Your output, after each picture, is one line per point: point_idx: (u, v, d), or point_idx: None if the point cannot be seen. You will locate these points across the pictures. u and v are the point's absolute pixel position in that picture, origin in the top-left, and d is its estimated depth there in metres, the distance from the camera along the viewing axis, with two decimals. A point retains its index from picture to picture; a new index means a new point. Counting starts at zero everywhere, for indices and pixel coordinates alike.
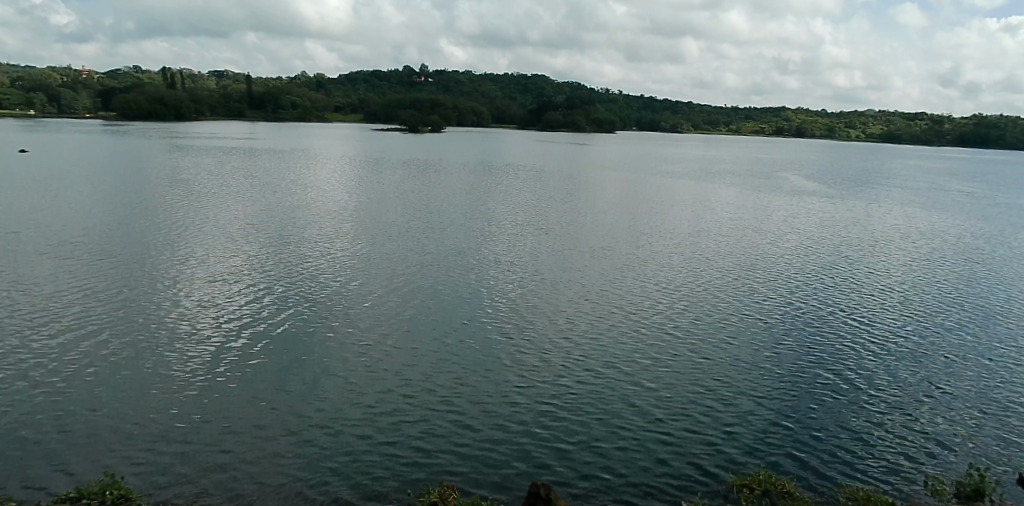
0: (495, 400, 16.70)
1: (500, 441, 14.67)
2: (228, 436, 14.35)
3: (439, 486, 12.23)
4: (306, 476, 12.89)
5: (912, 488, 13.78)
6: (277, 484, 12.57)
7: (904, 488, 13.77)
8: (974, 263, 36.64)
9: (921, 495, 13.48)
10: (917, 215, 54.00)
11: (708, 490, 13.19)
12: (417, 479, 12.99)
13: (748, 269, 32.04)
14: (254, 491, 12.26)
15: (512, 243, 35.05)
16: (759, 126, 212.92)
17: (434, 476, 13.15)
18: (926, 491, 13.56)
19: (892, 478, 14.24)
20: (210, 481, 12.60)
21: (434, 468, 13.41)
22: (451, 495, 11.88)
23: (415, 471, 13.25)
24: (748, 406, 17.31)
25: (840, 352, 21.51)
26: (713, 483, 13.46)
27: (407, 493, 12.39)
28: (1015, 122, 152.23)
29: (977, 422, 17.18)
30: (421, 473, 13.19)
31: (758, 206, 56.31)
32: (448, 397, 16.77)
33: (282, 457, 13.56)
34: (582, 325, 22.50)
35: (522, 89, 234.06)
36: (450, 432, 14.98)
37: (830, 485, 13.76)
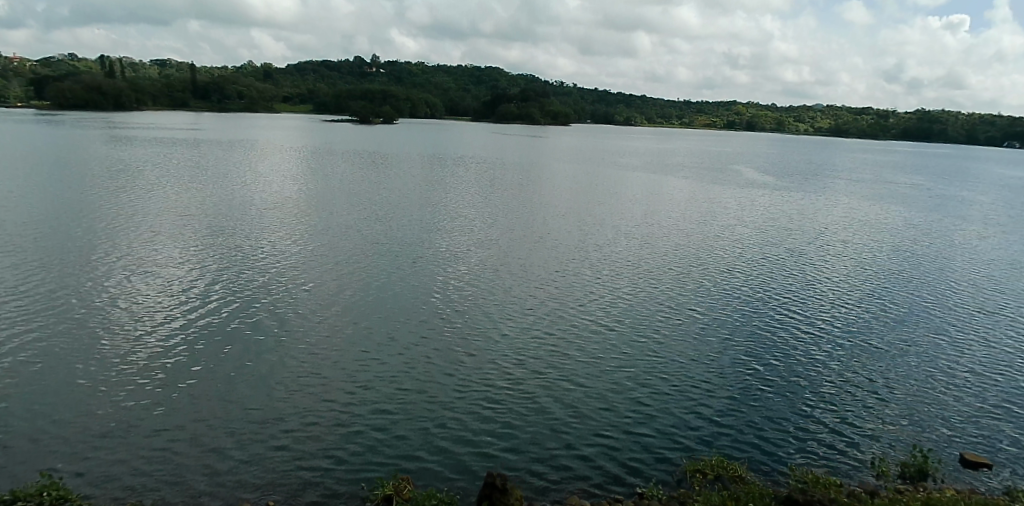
0: (451, 394, 16.29)
1: (458, 436, 14.31)
2: (173, 436, 13.67)
3: (394, 479, 11.98)
4: (256, 475, 12.32)
5: (859, 470, 14.08)
6: (225, 485, 11.96)
7: (850, 470, 14.08)
8: (910, 252, 38.23)
9: (867, 476, 13.80)
10: (857, 206, 55.96)
11: (662, 475, 13.29)
12: (373, 470, 12.72)
13: (699, 261, 32.23)
14: (206, 491, 11.72)
15: (463, 235, 34.74)
16: (710, 120, 216.80)
17: (391, 467, 12.89)
18: (872, 473, 13.91)
19: (840, 462, 14.46)
20: (156, 482, 11.94)
21: (391, 460, 13.14)
22: (407, 488, 11.68)
23: (370, 463, 12.96)
24: (701, 396, 17.32)
25: (785, 339, 21.96)
26: (666, 470, 13.52)
27: (362, 486, 12.07)
28: (950, 121, 159.18)
29: (917, 403, 17.75)
30: (377, 465, 12.92)
31: (711, 198, 56.98)
32: (402, 393, 16.23)
33: (230, 458, 12.90)
34: (538, 318, 22.13)
35: (477, 81, 232.45)
36: (407, 427, 14.54)
37: (780, 470, 13.90)
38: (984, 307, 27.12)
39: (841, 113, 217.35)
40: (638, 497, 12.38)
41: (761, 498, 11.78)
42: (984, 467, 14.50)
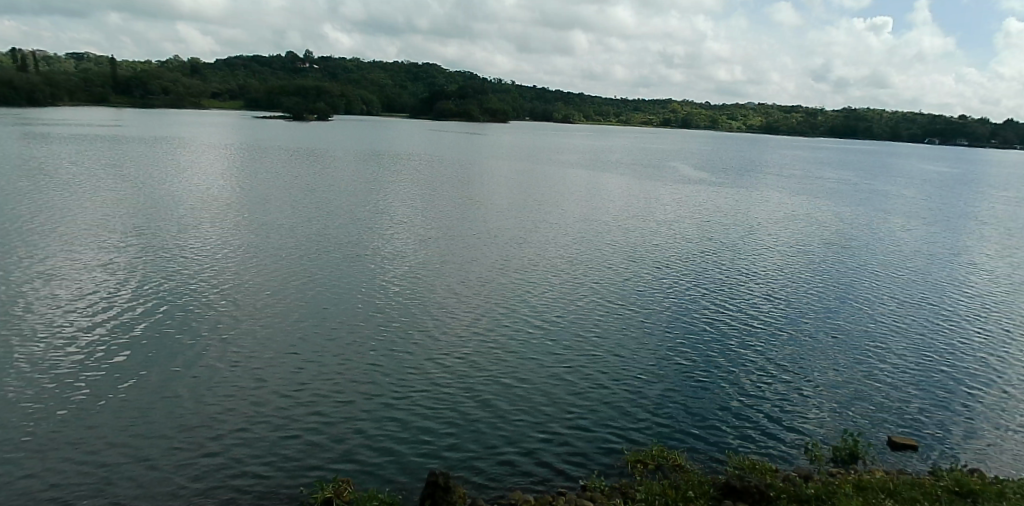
0: (390, 395, 15.65)
1: (397, 438, 13.72)
2: (91, 446, 12.68)
3: (333, 481, 11.48)
4: (182, 487, 11.47)
5: (794, 455, 14.34)
6: (144, 500, 11.02)
7: (786, 455, 14.28)
8: (837, 244, 39.87)
9: (801, 461, 14.01)
10: (787, 201, 58.10)
11: (603, 467, 13.18)
12: (310, 472, 12.15)
13: (638, 257, 32.50)
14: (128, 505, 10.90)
15: (403, 233, 34.04)
16: (647, 117, 221.00)
17: (330, 469, 12.36)
18: (806, 457, 14.14)
19: (776, 447, 14.69)
20: (70, 498, 11.01)
21: (330, 461, 12.60)
22: (347, 490, 11.21)
23: (307, 465, 12.38)
24: (641, 388, 17.21)
25: (721, 328, 22.35)
26: (608, 461, 13.41)
27: (299, 490, 11.51)
28: (867, 121, 168.05)
29: (847, 389, 18.28)
30: (315, 467, 12.36)
31: (648, 195, 58.02)
32: (337, 395, 15.46)
33: (149, 471, 11.91)
34: (480, 315, 21.68)
35: (415, 77, 229.61)
36: (343, 431, 13.84)
37: (718, 457, 14.01)
38: (904, 296, 28.36)
39: (770, 111, 225.63)
40: (580, 489, 12.20)
41: (701, 486, 11.99)
42: (910, 448, 15.05)
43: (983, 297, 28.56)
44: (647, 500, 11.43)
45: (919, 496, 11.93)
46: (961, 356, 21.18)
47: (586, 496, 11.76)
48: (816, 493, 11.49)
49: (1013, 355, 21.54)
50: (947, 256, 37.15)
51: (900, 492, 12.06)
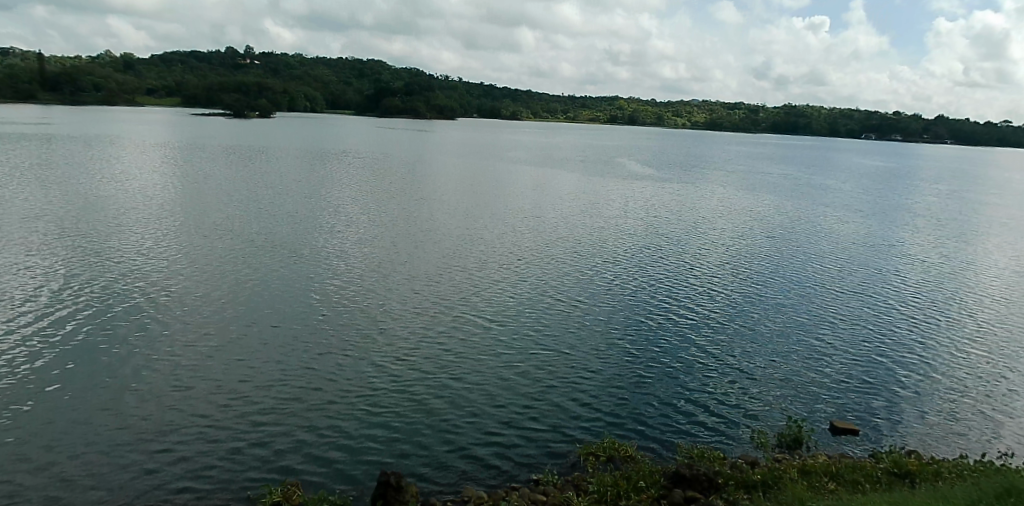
0: (339, 396, 15.24)
1: (347, 439, 13.34)
2: (19, 459, 11.94)
3: (282, 485, 11.13)
4: (121, 497, 10.93)
5: (741, 442, 14.61)
6: None
7: (733, 442, 14.55)
8: (779, 236, 41.12)
9: (749, 448, 14.31)
10: (731, 195, 59.66)
11: (556, 460, 13.15)
12: (258, 477, 11.75)
13: (588, 252, 32.68)
14: None
15: (351, 232, 33.36)
16: (595, 113, 223.38)
17: (279, 472, 11.98)
18: (752, 444, 14.46)
19: (724, 435, 14.93)
20: None
21: (278, 464, 12.22)
22: (296, 494, 10.89)
23: (254, 469, 11.97)
24: (592, 381, 17.24)
25: (670, 321, 22.63)
26: (561, 455, 13.39)
27: (246, 495, 11.10)
28: (806, 118, 174.05)
29: (790, 377, 18.73)
30: (262, 471, 11.95)
31: (597, 190, 58.65)
32: (284, 397, 14.97)
33: (83, 483, 11.25)
34: (430, 313, 21.36)
35: (361, 73, 225.82)
36: (290, 434, 13.39)
37: (668, 447, 14.15)
38: (842, 286, 29.37)
39: (713, 107, 231.33)
40: (534, 483, 12.17)
41: (651, 475, 12.26)
42: (850, 432, 15.52)
43: (917, 285, 29.79)
44: (599, 491, 11.60)
45: (860, 477, 12.38)
46: (896, 343, 21.99)
47: (539, 491, 11.77)
48: (762, 478, 11.96)
49: (942, 340, 22.54)
50: (882, 247, 38.75)
51: (842, 474, 12.51)
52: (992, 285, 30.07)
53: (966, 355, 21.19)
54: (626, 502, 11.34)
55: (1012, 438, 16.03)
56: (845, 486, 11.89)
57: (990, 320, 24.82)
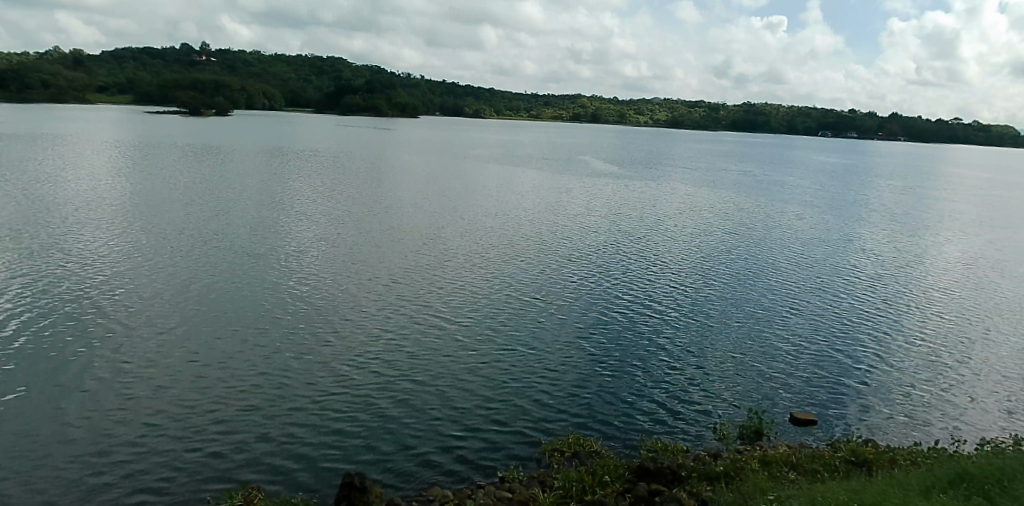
0: (299, 398, 14.87)
1: (308, 442, 13.02)
2: None
3: (243, 489, 10.86)
4: None
5: (704, 434, 14.76)
6: None
7: (696, 435, 14.69)
8: (738, 232, 41.83)
9: (711, 441, 14.44)
10: (692, 192, 60.51)
11: (521, 456, 13.09)
12: (217, 481, 11.43)
13: (551, 250, 32.66)
14: None
15: (312, 231, 32.72)
16: (557, 111, 224.05)
17: (240, 475, 11.67)
18: (714, 437, 14.62)
19: (687, 428, 15.06)
20: None
21: (239, 467, 11.92)
22: (258, 497, 10.63)
23: (215, 473, 11.66)
24: (556, 378, 17.17)
25: (634, 317, 22.75)
26: (526, 451, 13.32)
27: (205, 500, 10.79)
28: (763, 116, 177.74)
29: (752, 370, 18.98)
30: (223, 475, 11.64)
31: (561, 188, 58.82)
32: (242, 400, 14.56)
33: (29, 495, 10.75)
34: (393, 312, 21.02)
35: (320, 70, 222.05)
36: (249, 438, 13.01)
37: (633, 441, 14.19)
38: (799, 280, 29.95)
39: (674, 105, 234.59)
40: (499, 481, 12.07)
41: (616, 469, 12.25)
42: (809, 423, 15.81)
43: (872, 279, 30.56)
44: (564, 487, 11.55)
45: (819, 466, 12.60)
46: (852, 335, 22.50)
47: (505, 487, 11.67)
48: (724, 470, 12.08)
49: (896, 331, 23.14)
50: (837, 241, 39.75)
51: (801, 464, 12.71)
52: (942, 277, 31.06)
53: (918, 346, 21.77)
54: (591, 496, 11.31)
55: (962, 425, 16.54)
56: (805, 475, 12.09)
57: (940, 311, 25.61)
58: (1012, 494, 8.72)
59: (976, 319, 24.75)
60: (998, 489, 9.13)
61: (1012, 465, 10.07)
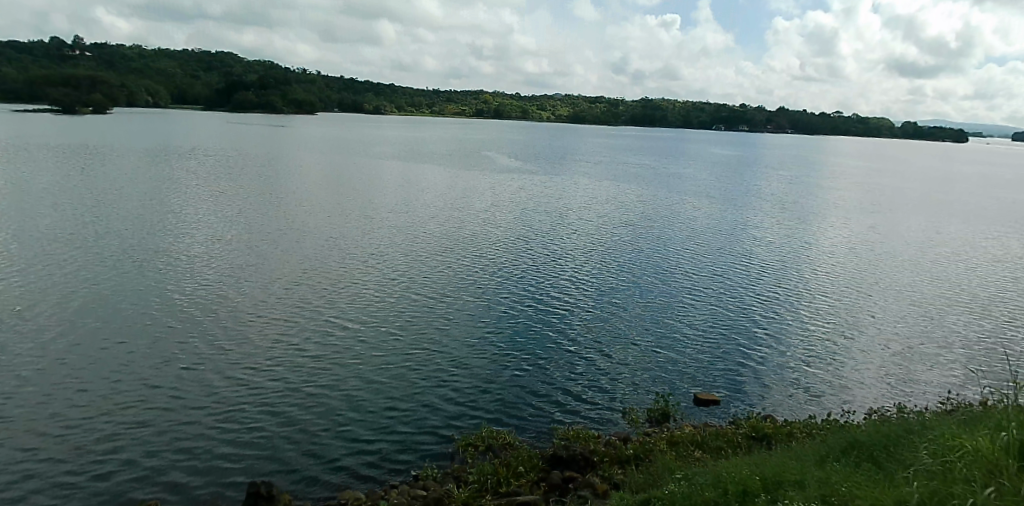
0: (194, 410, 13.83)
1: (205, 457, 12.09)
2: None
3: None
4: None
5: (615, 420, 14.96)
6: None
7: (608, 421, 14.86)
8: (641, 224, 43.10)
9: (621, 425, 14.67)
10: (596, 186, 61.88)
11: (435, 453, 12.76)
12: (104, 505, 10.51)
13: (460, 247, 32.34)
14: None
15: (206, 234, 30.74)
16: (461, 107, 222.98)
17: (132, 496, 10.81)
18: (624, 421, 14.87)
19: (598, 415, 15.21)
20: None
21: (130, 488, 11.03)
22: None
23: (103, 497, 10.72)
24: (468, 373, 16.88)
25: (542, 309, 22.80)
26: (440, 448, 13.01)
27: None
28: (660, 111, 184.83)
29: (657, 357, 19.40)
30: (111, 498, 10.73)
31: (468, 184, 58.46)
32: (133, 415, 13.49)
33: None
34: (292, 317, 19.91)
35: (209, 65, 209.72)
36: (136, 458, 11.92)
37: (546, 430, 14.16)
38: (697, 269, 31.03)
39: (575, 101, 239.49)
40: (413, 479, 11.68)
41: (530, 459, 12.11)
42: (712, 403, 16.38)
43: (764, 264, 32.24)
44: (479, 480, 11.32)
45: (723, 443, 13.02)
46: (748, 319, 23.55)
47: (420, 486, 11.29)
48: (634, 453, 12.23)
49: (785, 314, 24.43)
50: (731, 230, 41.76)
51: (706, 442, 13.08)
52: (826, 261, 33.27)
53: (807, 327, 23.05)
54: (507, 488, 11.14)
55: (849, 397, 17.66)
56: (710, 453, 12.45)
57: (826, 293, 27.31)
58: (896, 456, 9.03)
59: (856, 298, 26.62)
60: (884, 453, 9.43)
61: (895, 430, 10.61)
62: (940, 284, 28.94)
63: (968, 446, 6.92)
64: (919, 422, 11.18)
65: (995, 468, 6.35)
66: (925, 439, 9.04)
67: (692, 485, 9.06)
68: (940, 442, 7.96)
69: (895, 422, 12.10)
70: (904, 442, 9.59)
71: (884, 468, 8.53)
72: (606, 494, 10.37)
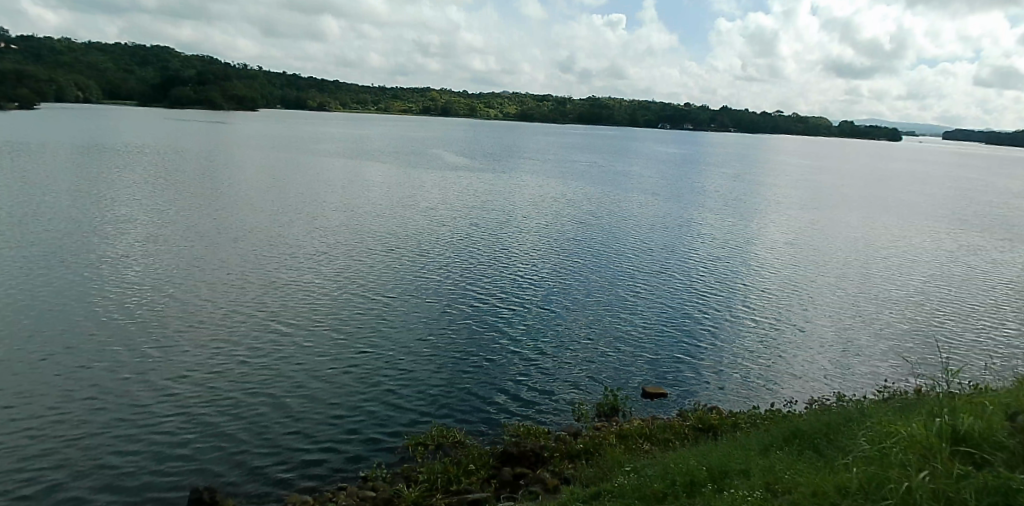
0: (129, 417, 13.22)
1: (140, 467, 11.54)
2: None
3: None
4: None
5: (564, 415, 14.98)
6: None
7: (557, 417, 14.87)
8: (589, 221, 43.48)
9: (571, 421, 14.70)
10: (544, 184, 62.16)
11: (383, 453, 12.51)
12: None
13: (408, 245, 31.92)
14: None
15: (140, 234, 29.39)
16: (408, 104, 220.38)
17: None
18: (574, 416, 14.91)
19: (548, 411, 15.21)
20: None
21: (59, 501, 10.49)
22: None
23: None
24: (417, 373, 16.65)
25: (491, 308, 22.68)
26: (389, 448, 12.77)
27: None
28: (607, 108, 186.93)
29: (605, 352, 19.52)
30: None
31: (416, 182, 57.76)
32: (62, 425, 12.82)
33: None
34: (233, 318, 19.18)
35: (143, 59, 201.06)
36: (64, 471, 11.31)
37: (496, 427, 14.05)
38: (644, 265, 31.47)
39: (522, 99, 239.90)
40: (361, 481, 11.44)
41: (480, 457, 11.94)
42: (659, 396, 16.60)
43: (708, 260, 32.96)
44: (429, 479, 11.09)
45: (670, 435, 13.16)
46: (693, 314, 23.95)
47: (368, 487, 11.03)
48: (584, 447, 12.20)
49: (728, 308, 24.98)
50: (676, 227, 42.55)
51: (655, 434, 13.19)
52: (766, 256, 34.26)
53: (749, 321, 23.61)
54: (457, 485, 10.97)
55: (789, 388, 18.17)
56: (659, 445, 12.57)
57: (766, 288, 28.09)
58: (836, 443, 9.25)
59: (795, 292, 27.48)
60: (825, 440, 9.65)
61: (834, 418, 10.90)
62: (874, 278, 30.08)
63: (904, 432, 6.99)
64: (857, 410, 11.52)
65: (930, 453, 6.39)
66: (863, 426, 9.29)
67: (642, 477, 9.08)
68: (878, 428, 8.14)
69: (834, 411, 12.45)
70: (844, 430, 9.85)
71: (825, 455, 8.71)
72: (557, 489, 10.32)
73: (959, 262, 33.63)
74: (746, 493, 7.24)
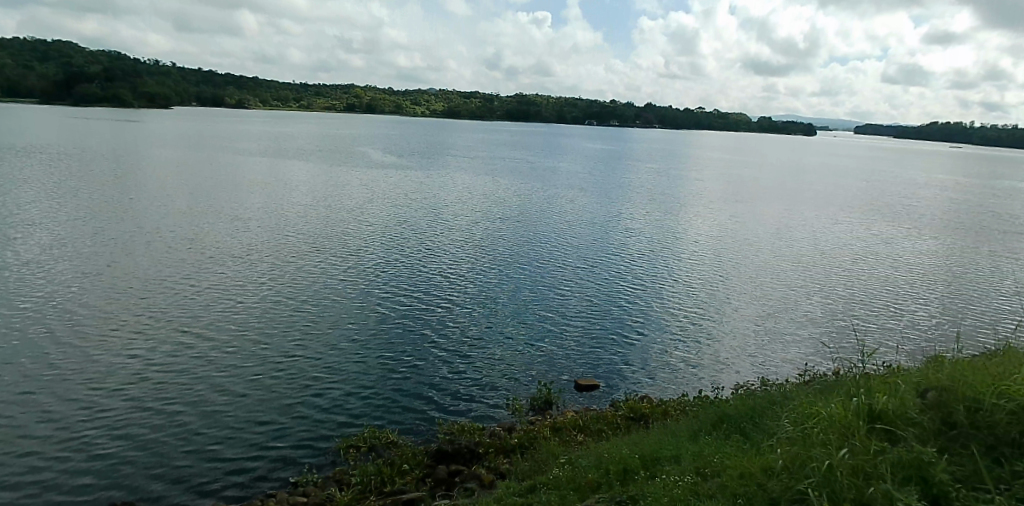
0: (32, 440, 12.27)
1: (46, 492, 10.76)
2: None
3: None
4: None
5: (499, 412, 14.88)
6: None
7: (492, 414, 14.76)
8: (519, 218, 43.55)
9: (505, 416, 14.62)
10: (474, 181, 61.86)
11: (313, 459, 12.08)
12: None
13: (335, 246, 31.01)
14: None
15: (40, 241, 27.25)
16: (332, 102, 214.62)
17: None
18: (508, 411, 14.84)
19: (482, 408, 15.07)
20: None
21: None
22: None
23: None
24: (346, 377, 16.17)
25: (420, 308, 22.28)
26: (320, 453, 12.34)
27: None
28: (534, 106, 188.27)
29: (537, 348, 19.50)
30: None
31: (342, 181, 56.22)
32: None
33: None
34: (147, 328, 18.10)
35: (40, 54, 187.38)
36: None
37: (431, 427, 13.81)
38: (573, 260, 31.75)
39: (450, 98, 238.15)
40: (291, 487, 11.01)
41: (414, 457, 11.67)
42: (591, 389, 16.75)
43: (635, 254, 33.58)
44: (362, 482, 10.75)
45: (604, 426, 13.28)
46: (621, 308, 24.30)
47: (299, 493, 10.59)
48: (519, 441, 12.10)
49: (655, 300, 25.50)
50: (604, 222, 43.20)
51: (589, 425, 13.28)
52: (691, 248, 35.25)
53: (676, 312, 24.15)
54: (391, 486, 10.65)
55: (715, 375, 18.72)
56: (592, 435, 12.66)
57: (691, 279, 28.88)
58: (761, 426, 9.50)
59: (718, 283, 28.41)
60: (750, 425, 9.90)
61: (759, 403, 11.20)
62: (792, 267, 31.49)
63: (824, 414, 7.20)
64: (780, 393, 11.89)
65: (847, 431, 6.62)
66: (786, 409, 9.57)
67: (576, 468, 9.08)
68: (800, 410, 8.38)
69: (757, 395, 12.86)
70: (768, 414, 10.12)
71: (752, 439, 8.95)
72: (493, 484, 10.20)
73: (869, 251, 35.55)
74: (677, 479, 7.29)
